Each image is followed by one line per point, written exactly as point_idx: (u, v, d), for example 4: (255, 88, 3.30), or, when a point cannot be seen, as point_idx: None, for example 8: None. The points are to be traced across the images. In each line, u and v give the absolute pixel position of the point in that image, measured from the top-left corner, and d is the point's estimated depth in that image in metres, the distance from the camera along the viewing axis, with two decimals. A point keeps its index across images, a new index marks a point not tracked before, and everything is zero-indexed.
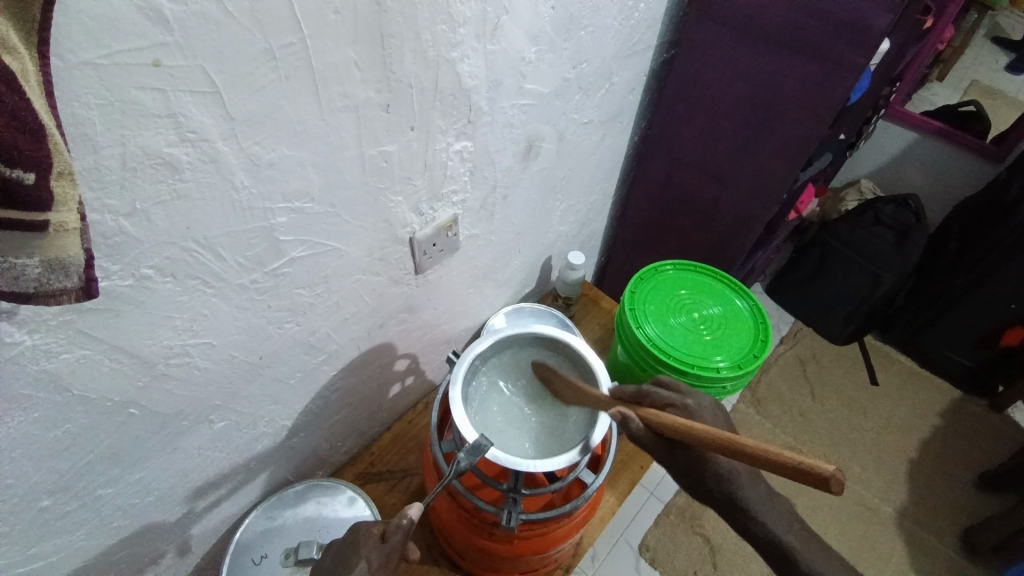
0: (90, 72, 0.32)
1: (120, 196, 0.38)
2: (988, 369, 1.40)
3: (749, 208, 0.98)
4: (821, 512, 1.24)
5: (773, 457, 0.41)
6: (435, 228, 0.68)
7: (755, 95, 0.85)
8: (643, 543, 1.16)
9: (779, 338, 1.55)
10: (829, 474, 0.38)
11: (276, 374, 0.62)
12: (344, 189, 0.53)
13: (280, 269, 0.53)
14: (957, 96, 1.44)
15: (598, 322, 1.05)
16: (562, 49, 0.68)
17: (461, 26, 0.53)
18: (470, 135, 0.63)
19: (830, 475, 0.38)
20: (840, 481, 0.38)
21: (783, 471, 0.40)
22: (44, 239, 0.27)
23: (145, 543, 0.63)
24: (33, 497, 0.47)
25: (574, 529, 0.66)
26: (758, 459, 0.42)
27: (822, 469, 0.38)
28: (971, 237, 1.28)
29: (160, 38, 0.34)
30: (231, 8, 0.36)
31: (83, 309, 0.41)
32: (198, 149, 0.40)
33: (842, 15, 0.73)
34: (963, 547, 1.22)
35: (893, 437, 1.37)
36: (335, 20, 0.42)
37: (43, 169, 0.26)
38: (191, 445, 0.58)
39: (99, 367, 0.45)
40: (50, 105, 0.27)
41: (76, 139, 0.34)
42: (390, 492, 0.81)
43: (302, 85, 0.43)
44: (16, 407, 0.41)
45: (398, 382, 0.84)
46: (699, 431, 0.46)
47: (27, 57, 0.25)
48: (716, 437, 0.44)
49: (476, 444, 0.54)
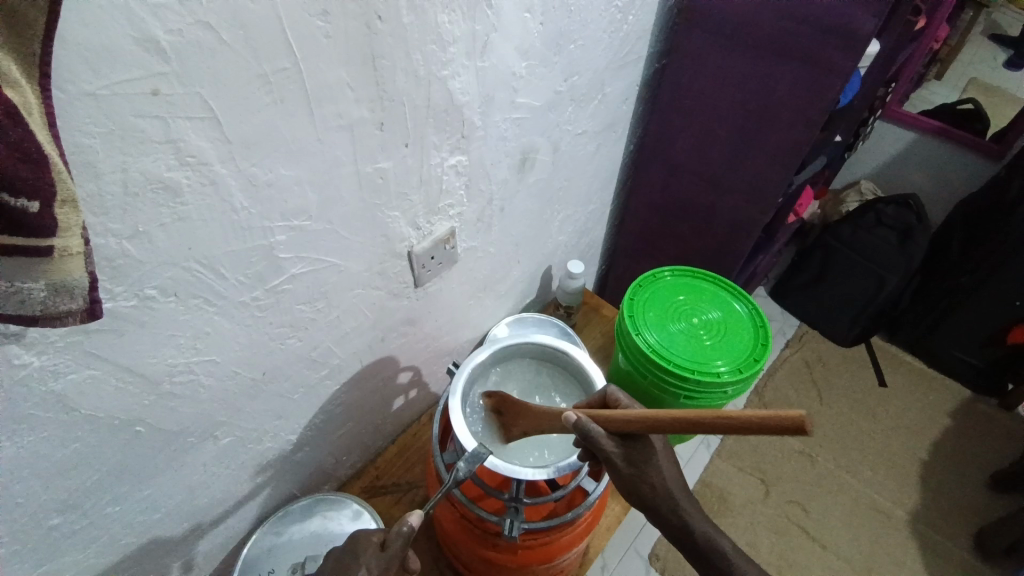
0: (91, 101, 0.34)
1: (122, 220, 0.39)
2: (997, 367, 1.39)
3: (746, 213, 0.98)
4: (833, 516, 1.23)
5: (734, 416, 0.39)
6: (433, 241, 0.69)
7: (747, 100, 0.86)
8: (653, 552, 1.15)
9: (784, 342, 1.54)
10: (793, 419, 0.37)
11: (279, 389, 0.63)
12: (341, 206, 0.54)
13: (280, 285, 0.54)
14: (956, 93, 1.44)
15: (600, 330, 1.06)
16: (554, 63, 0.69)
17: (452, 44, 0.54)
18: (464, 149, 0.64)
19: (795, 417, 0.37)
20: (807, 421, 0.37)
21: (747, 426, 0.39)
22: (48, 264, 0.28)
23: (154, 558, 0.63)
24: (43, 516, 0.48)
25: (579, 537, 0.66)
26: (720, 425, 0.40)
27: (787, 415, 0.37)
28: (976, 234, 1.29)
29: (159, 67, 0.36)
30: (226, 36, 0.38)
31: (90, 329, 0.42)
32: (197, 172, 0.41)
33: (829, 19, 0.74)
34: (977, 548, 1.20)
35: (903, 439, 1.36)
36: (328, 43, 0.44)
37: (46, 197, 0.27)
38: (198, 461, 0.59)
39: (105, 386, 0.46)
40: (52, 134, 0.28)
41: (79, 166, 0.35)
42: (396, 505, 0.82)
43: (298, 107, 0.45)
44: (25, 428, 0.42)
45: (402, 394, 0.85)
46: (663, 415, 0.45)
47: (29, 89, 0.27)
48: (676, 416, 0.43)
49: (475, 452, 0.55)
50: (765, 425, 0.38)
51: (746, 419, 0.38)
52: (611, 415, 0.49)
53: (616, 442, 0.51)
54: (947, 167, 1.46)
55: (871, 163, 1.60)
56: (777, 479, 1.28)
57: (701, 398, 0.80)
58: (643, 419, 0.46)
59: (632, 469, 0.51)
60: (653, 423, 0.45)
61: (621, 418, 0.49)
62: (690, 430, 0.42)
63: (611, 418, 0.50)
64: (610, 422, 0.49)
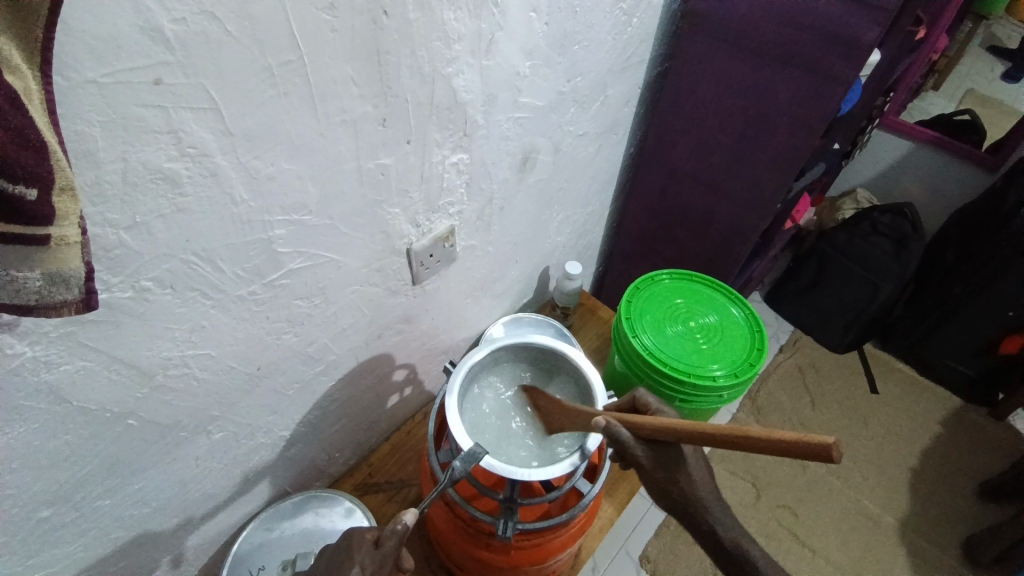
0: (93, 89, 0.33)
1: (121, 210, 0.39)
2: (989, 378, 1.40)
3: (745, 219, 0.98)
4: (823, 521, 1.24)
5: (772, 437, 0.40)
6: (432, 239, 0.68)
7: (748, 107, 0.87)
8: (644, 554, 1.15)
9: (778, 347, 1.55)
10: (829, 445, 0.37)
11: (274, 384, 0.62)
12: (341, 202, 0.54)
13: (279, 280, 0.54)
14: (952, 105, 1.44)
15: (596, 331, 1.06)
16: (558, 64, 0.69)
17: (457, 42, 0.54)
18: (466, 148, 0.64)
19: (829, 444, 0.37)
20: (841, 448, 0.37)
21: (783, 448, 0.39)
22: (46, 253, 0.28)
23: (142, 553, 0.63)
24: (33, 508, 0.48)
25: (573, 539, 0.66)
26: (757, 442, 0.41)
27: (820, 440, 0.37)
28: (969, 246, 1.29)
29: (162, 57, 0.35)
30: (232, 27, 0.37)
31: (84, 320, 0.41)
32: (198, 164, 0.41)
33: (832, 27, 0.74)
34: (965, 556, 1.21)
35: (894, 446, 1.37)
36: (334, 38, 0.43)
37: (45, 184, 0.26)
38: (190, 455, 0.59)
39: (98, 378, 0.45)
40: (52, 122, 0.28)
41: (78, 155, 0.34)
42: (388, 503, 0.81)
43: (301, 101, 0.44)
44: (17, 418, 0.41)
45: (397, 392, 0.85)
46: (695, 430, 0.46)
47: (30, 76, 0.26)
48: (710, 430, 0.44)
49: (471, 452, 0.55)
50: (801, 449, 0.38)
51: (783, 442, 0.39)
52: (640, 422, 0.51)
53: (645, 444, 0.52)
54: (943, 177, 1.47)
55: (867, 172, 1.61)
56: (768, 483, 1.28)
57: (696, 401, 0.80)
58: (675, 428, 0.47)
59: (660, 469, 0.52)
60: (687, 434, 0.46)
61: (652, 426, 0.50)
62: (726, 444, 0.43)
63: (648, 427, 0.50)
64: (638, 428, 0.51)
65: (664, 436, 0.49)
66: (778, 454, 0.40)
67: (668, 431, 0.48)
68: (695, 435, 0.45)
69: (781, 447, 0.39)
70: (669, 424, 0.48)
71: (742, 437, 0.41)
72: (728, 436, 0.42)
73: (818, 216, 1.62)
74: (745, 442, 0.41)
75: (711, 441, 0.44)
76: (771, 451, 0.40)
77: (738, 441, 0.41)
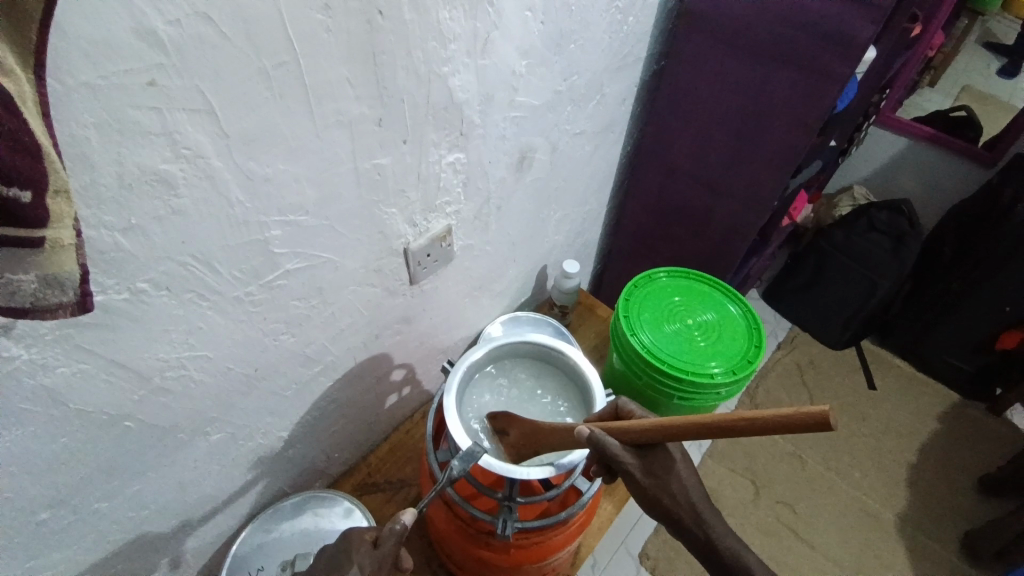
0: (87, 91, 0.33)
1: (117, 212, 0.38)
2: (986, 374, 1.40)
3: (742, 216, 0.98)
4: (822, 518, 1.24)
5: (762, 417, 0.39)
6: (430, 239, 0.68)
7: (745, 104, 0.86)
8: (644, 552, 1.16)
9: (776, 344, 1.55)
10: (823, 414, 0.36)
11: (272, 385, 0.62)
12: (339, 202, 0.54)
13: (276, 281, 0.54)
14: (948, 101, 1.45)
15: (594, 330, 1.06)
16: (554, 63, 0.69)
17: (452, 42, 0.54)
18: (463, 147, 0.64)
19: (822, 412, 0.36)
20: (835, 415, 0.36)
21: (777, 426, 0.38)
22: (42, 256, 0.28)
23: (141, 555, 0.63)
24: (31, 511, 0.48)
25: (572, 537, 0.66)
26: (749, 427, 0.39)
27: (812, 411, 0.36)
28: (967, 242, 1.30)
29: (156, 59, 0.35)
30: (226, 29, 0.37)
31: (81, 323, 0.41)
32: (194, 166, 0.41)
33: (828, 24, 0.74)
34: (963, 551, 1.22)
35: (893, 443, 1.37)
36: (329, 38, 0.43)
37: (40, 188, 0.26)
38: (188, 457, 0.59)
39: (96, 381, 0.45)
40: (47, 125, 0.28)
41: (72, 157, 0.34)
42: (388, 502, 0.81)
43: (297, 102, 0.44)
44: (14, 422, 0.41)
45: (396, 392, 0.85)
46: (683, 423, 0.44)
47: (24, 79, 0.26)
48: (700, 422, 0.42)
49: (469, 450, 0.55)
50: (795, 424, 0.37)
51: (775, 419, 0.38)
52: (625, 426, 0.49)
53: (633, 452, 0.51)
54: (940, 173, 1.47)
55: (864, 169, 1.61)
56: (767, 480, 1.29)
57: (695, 398, 0.80)
58: (661, 427, 0.46)
59: (653, 478, 0.51)
60: (675, 429, 0.45)
61: (637, 429, 0.48)
62: (720, 432, 0.41)
63: (635, 430, 0.48)
64: (624, 434, 0.50)
65: (653, 437, 0.47)
66: (773, 432, 0.39)
67: (654, 431, 0.47)
68: (685, 429, 0.44)
69: (775, 424, 0.38)
70: (654, 424, 0.47)
71: (732, 422, 0.40)
72: (718, 423, 0.41)
73: (815, 214, 1.62)
74: (736, 428, 0.40)
75: (702, 431, 0.42)
76: (765, 431, 0.39)
77: (730, 426, 0.40)
